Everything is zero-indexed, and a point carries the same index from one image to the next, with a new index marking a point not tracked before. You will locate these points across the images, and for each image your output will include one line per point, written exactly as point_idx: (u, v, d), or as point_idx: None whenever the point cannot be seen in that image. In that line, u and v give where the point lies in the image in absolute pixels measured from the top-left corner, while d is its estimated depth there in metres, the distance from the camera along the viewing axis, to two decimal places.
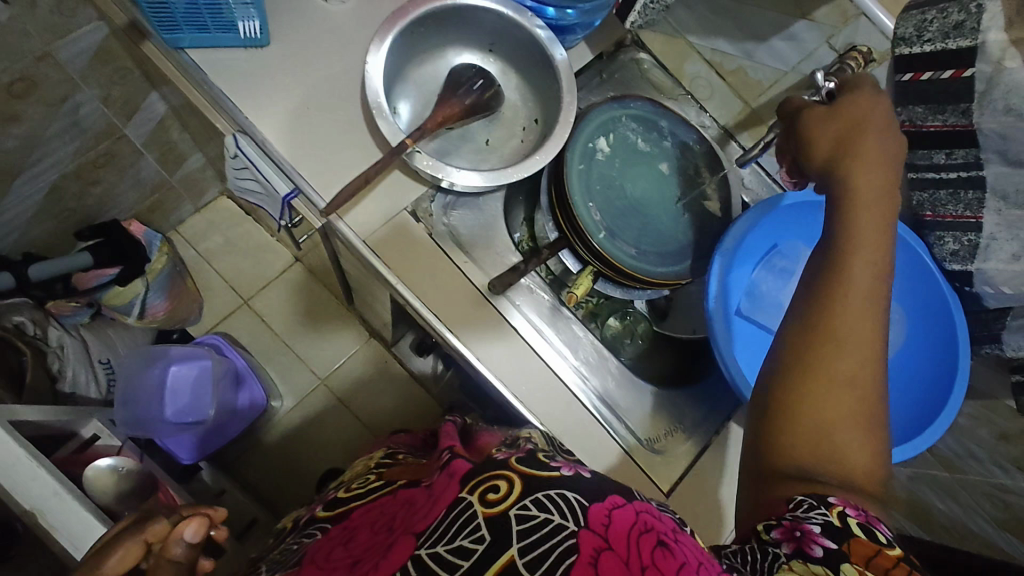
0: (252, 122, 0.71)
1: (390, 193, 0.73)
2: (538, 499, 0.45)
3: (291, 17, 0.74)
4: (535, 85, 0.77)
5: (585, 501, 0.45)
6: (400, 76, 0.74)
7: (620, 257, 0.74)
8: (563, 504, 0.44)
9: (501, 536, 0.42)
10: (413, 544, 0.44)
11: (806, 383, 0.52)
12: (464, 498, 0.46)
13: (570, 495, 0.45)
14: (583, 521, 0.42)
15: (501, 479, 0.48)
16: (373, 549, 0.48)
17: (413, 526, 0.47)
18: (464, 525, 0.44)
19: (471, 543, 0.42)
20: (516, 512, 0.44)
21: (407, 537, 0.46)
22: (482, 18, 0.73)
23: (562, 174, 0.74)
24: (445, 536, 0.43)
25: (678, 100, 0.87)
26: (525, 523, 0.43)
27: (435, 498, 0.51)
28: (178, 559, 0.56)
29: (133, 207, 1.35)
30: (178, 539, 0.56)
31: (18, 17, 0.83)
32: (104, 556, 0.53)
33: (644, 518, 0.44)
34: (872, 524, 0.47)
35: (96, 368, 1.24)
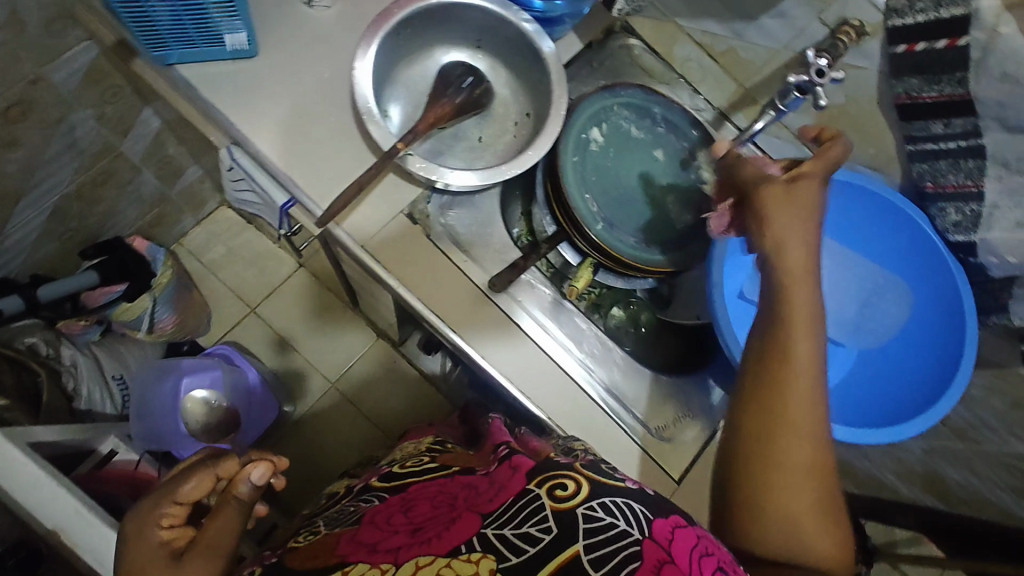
0: (245, 134, 0.71)
1: (386, 196, 0.73)
2: (604, 504, 0.44)
3: (277, 26, 0.73)
4: (524, 79, 0.77)
5: (649, 513, 0.44)
6: (390, 79, 0.74)
7: (619, 248, 0.74)
8: (629, 513, 0.43)
9: (568, 531, 0.42)
10: (479, 523, 0.45)
11: (769, 475, 0.52)
12: (533, 490, 0.47)
13: (635, 505, 0.44)
14: (647, 532, 0.42)
15: (568, 479, 0.48)
16: (435, 520, 0.48)
17: (480, 507, 0.47)
18: (533, 515, 0.44)
19: (538, 531, 0.43)
20: (583, 511, 0.44)
21: (473, 516, 0.46)
22: (467, 15, 0.72)
23: (557, 167, 0.74)
24: (513, 522, 0.44)
25: (671, 85, 0.87)
26: (591, 522, 0.43)
27: (498, 486, 0.50)
28: (243, 498, 0.55)
29: (136, 223, 1.37)
30: (245, 479, 0.56)
31: (8, 43, 0.83)
32: (180, 482, 0.56)
33: (706, 543, 0.42)
34: None
35: (110, 385, 1.25)
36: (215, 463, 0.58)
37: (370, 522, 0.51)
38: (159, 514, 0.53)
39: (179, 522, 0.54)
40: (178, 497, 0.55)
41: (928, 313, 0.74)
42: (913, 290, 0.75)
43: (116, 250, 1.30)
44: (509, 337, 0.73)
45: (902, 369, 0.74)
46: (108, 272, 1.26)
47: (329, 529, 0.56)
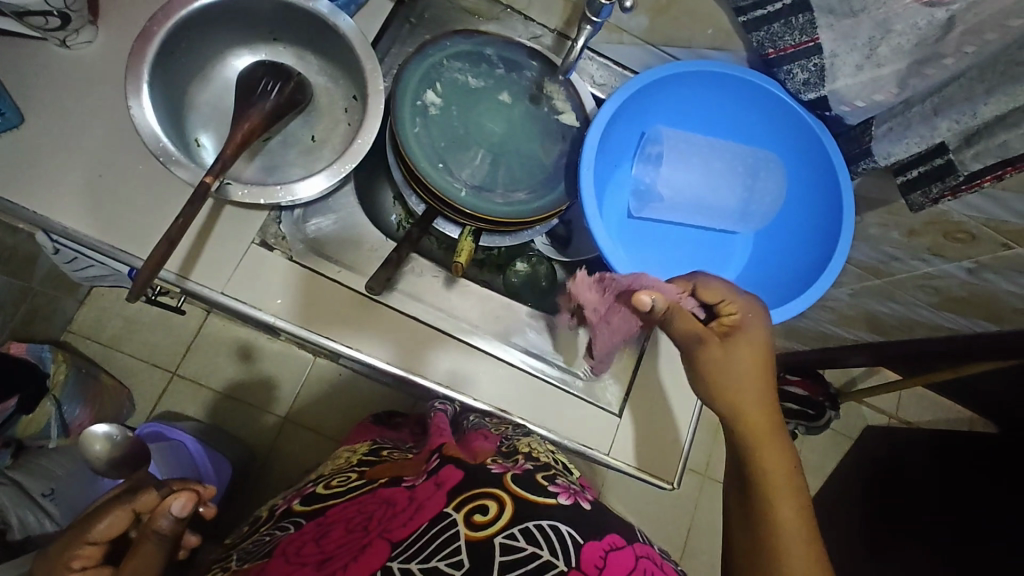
0: (43, 214, 0.62)
1: (230, 231, 0.66)
2: (527, 529, 0.47)
3: (38, 80, 0.64)
4: (337, 60, 0.70)
5: (580, 537, 0.47)
6: (186, 104, 0.65)
7: (490, 209, 0.70)
8: (555, 539, 0.46)
9: (484, 562, 0.44)
10: (386, 554, 0.45)
11: None
12: (449, 515, 0.49)
13: (564, 529, 0.48)
14: (575, 562, 0.44)
15: (490, 500, 0.50)
16: (345, 548, 0.48)
17: (394, 534, 0.48)
18: (449, 547, 0.45)
19: (449, 565, 0.44)
20: (502, 540, 0.46)
21: (383, 543, 0.47)
22: (247, 9, 0.64)
23: (399, 144, 0.69)
24: (422, 554, 0.44)
25: (501, 19, 0.81)
26: (511, 552, 0.45)
27: (418, 508, 0.51)
28: (162, 531, 0.58)
29: (5, 328, 1.23)
30: (167, 512, 0.59)
31: None
32: (96, 520, 0.61)
33: (644, 564, 0.47)
34: None
35: (44, 503, 1.15)
36: (132, 497, 0.62)
37: (282, 553, 0.50)
38: (71, 557, 0.59)
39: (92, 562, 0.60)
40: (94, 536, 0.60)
41: (803, 183, 0.75)
42: (784, 163, 0.77)
43: None
44: (408, 328, 0.69)
45: (791, 243, 0.76)
46: None
47: (240, 565, 0.53)
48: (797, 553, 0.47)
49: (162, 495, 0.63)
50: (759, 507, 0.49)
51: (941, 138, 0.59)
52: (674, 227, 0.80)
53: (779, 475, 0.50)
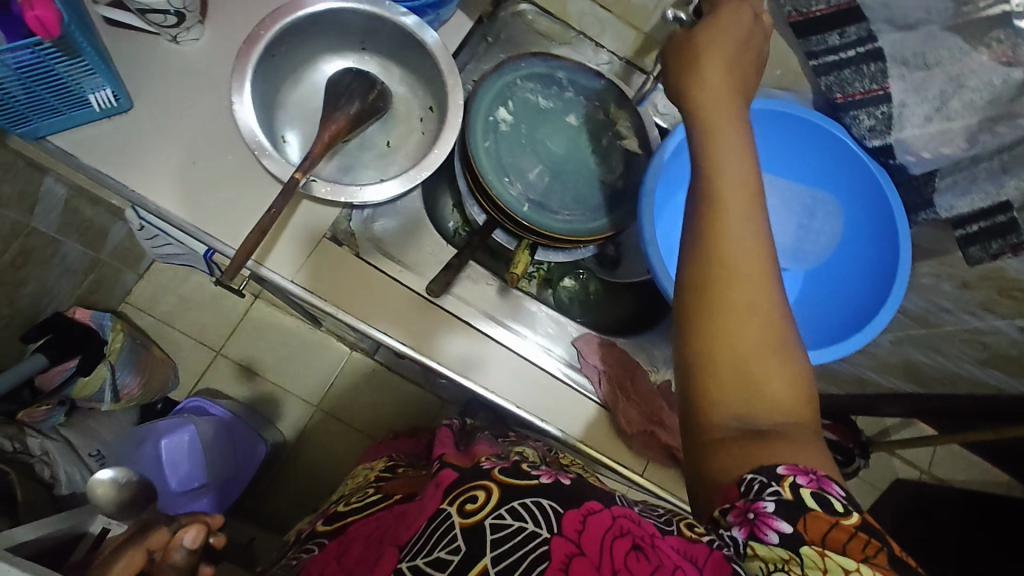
0: (139, 192, 0.67)
1: (304, 225, 0.70)
2: (514, 508, 0.43)
3: (148, 69, 0.69)
4: (418, 72, 0.74)
5: (561, 507, 0.43)
6: (278, 102, 0.70)
7: (550, 225, 0.73)
8: (539, 513, 0.42)
9: (477, 546, 0.41)
10: (396, 558, 0.44)
11: (708, 332, 0.43)
12: (445, 510, 0.46)
13: (546, 503, 0.43)
14: (557, 529, 0.41)
15: (479, 489, 0.47)
16: (364, 561, 0.48)
17: (400, 538, 0.47)
18: (443, 536, 0.43)
19: (448, 553, 0.42)
20: (491, 521, 0.43)
21: (392, 551, 0.46)
22: (342, 19, 0.69)
23: (470, 156, 0.72)
24: (425, 548, 0.43)
25: (572, 44, 0.84)
26: (499, 531, 0.42)
27: (420, 508, 0.50)
28: (177, 564, 0.67)
29: (73, 293, 1.31)
30: (179, 545, 0.68)
31: None
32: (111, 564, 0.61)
33: (622, 523, 0.41)
34: (825, 488, 0.40)
35: (88, 462, 1.21)
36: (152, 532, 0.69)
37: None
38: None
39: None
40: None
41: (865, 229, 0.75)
42: (845, 209, 0.77)
43: (56, 325, 1.24)
44: (455, 333, 0.72)
45: (844, 286, 0.76)
46: (55, 351, 1.21)
47: None
48: (744, 337, 0.43)
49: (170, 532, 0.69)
50: (709, 236, 0.44)
51: (1006, 195, 0.58)
52: None
53: (733, 207, 0.45)
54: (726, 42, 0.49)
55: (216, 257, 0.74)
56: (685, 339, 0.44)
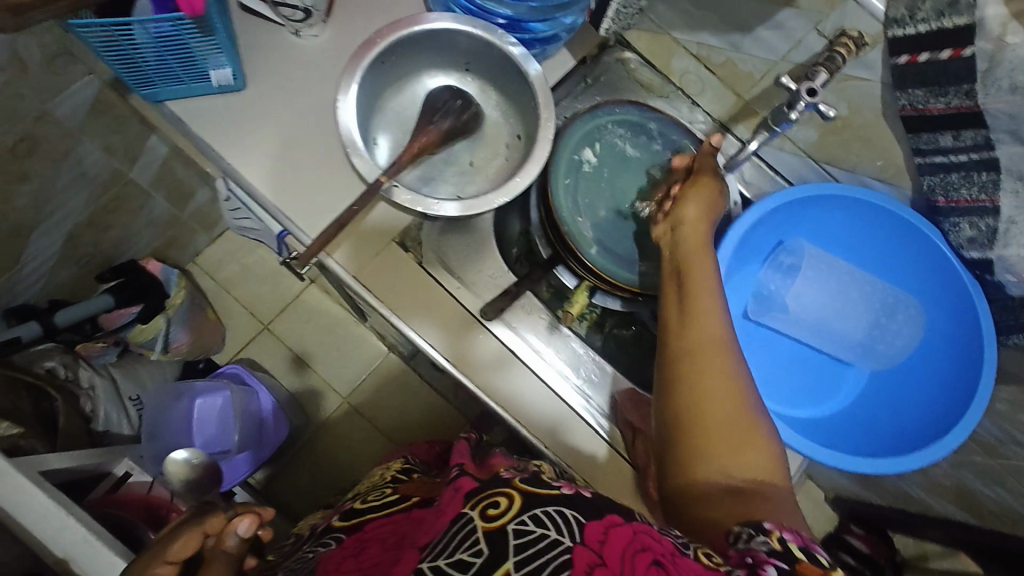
0: (233, 167, 0.71)
1: (377, 227, 0.72)
2: (536, 515, 0.41)
3: (266, 57, 0.74)
4: (514, 101, 0.75)
5: (583, 518, 0.42)
6: (378, 106, 0.73)
7: (614, 272, 0.73)
8: (560, 521, 0.41)
9: (500, 550, 0.39)
10: (416, 557, 0.41)
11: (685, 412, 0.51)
12: (465, 514, 0.43)
13: (568, 513, 0.42)
14: (579, 539, 0.40)
15: (500, 495, 0.44)
16: (382, 565, 0.44)
17: (419, 541, 0.44)
18: (464, 539, 0.40)
19: (471, 556, 0.39)
20: (514, 527, 0.40)
21: (412, 550, 0.43)
22: (452, 40, 0.71)
23: (548, 191, 0.73)
24: (446, 550, 0.40)
25: (669, 98, 0.84)
26: (522, 538, 0.40)
27: (438, 513, 0.47)
28: (231, 554, 0.50)
29: (150, 245, 1.39)
30: (232, 533, 0.51)
31: (13, 81, 0.83)
32: (166, 542, 0.49)
33: (643, 539, 0.41)
34: (812, 547, 0.44)
35: (127, 405, 1.26)
36: (200, 518, 0.51)
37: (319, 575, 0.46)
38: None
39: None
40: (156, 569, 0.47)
41: (948, 339, 0.70)
42: (927, 316, 0.73)
43: (131, 272, 1.31)
44: (501, 363, 0.71)
45: (914, 394, 0.72)
46: (122, 294, 1.27)
47: None
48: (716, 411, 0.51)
49: (227, 519, 0.52)
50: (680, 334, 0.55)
51: None
52: (787, 340, 0.78)
53: (708, 308, 0.56)
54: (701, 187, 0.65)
55: (287, 238, 0.77)
56: (676, 415, 0.52)
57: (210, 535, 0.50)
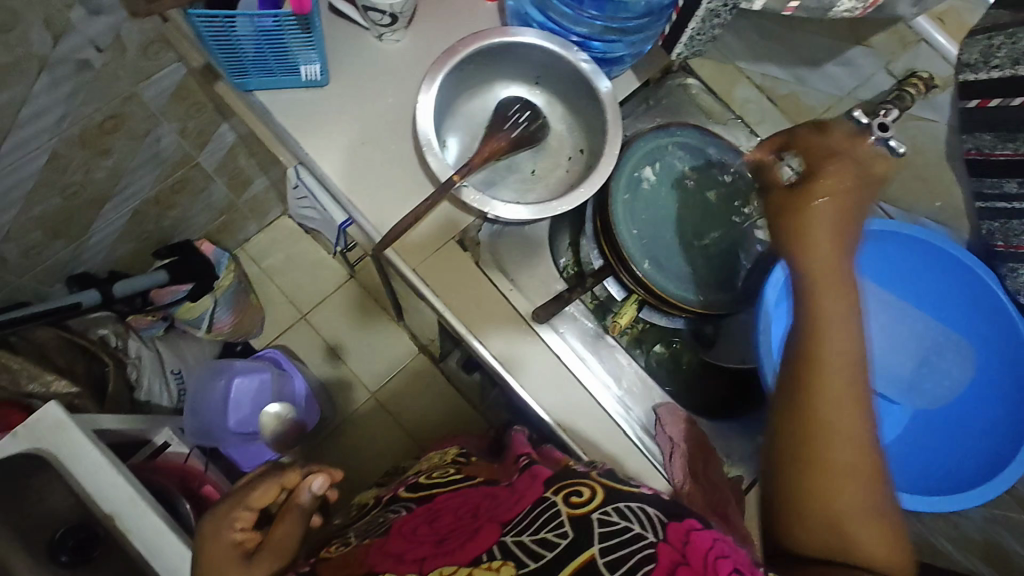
0: (310, 157, 0.75)
1: (439, 224, 0.74)
2: (619, 510, 0.48)
3: (349, 57, 0.78)
4: (580, 116, 0.78)
5: (665, 517, 0.47)
6: (450, 110, 0.77)
7: (665, 288, 0.74)
8: (644, 518, 0.47)
9: (585, 535, 0.45)
10: (498, 531, 0.48)
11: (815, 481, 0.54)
12: (549, 498, 0.50)
13: (649, 510, 0.48)
14: (662, 536, 0.45)
15: (584, 486, 0.51)
16: (459, 531, 0.51)
17: (500, 517, 0.51)
18: (550, 519, 0.48)
19: (556, 536, 0.46)
20: (597, 516, 0.47)
21: (493, 525, 0.50)
22: (527, 53, 0.75)
23: (607, 204, 0.75)
24: (532, 527, 0.47)
25: (728, 125, 0.84)
26: (607, 527, 0.46)
27: (518, 496, 0.54)
28: (305, 506, 0.62)
29: (205, 227, 1.45)
30: (308, 488, 0.62)
31: (111, 62, 0.89)
32: (251, 489, 0.64)
33: (722, 546, 0.45)
34: None
35: (169, 378, 1.30)
36: (280, 473, 0.66)
37: (399, 532, 0.54)
38: (234, 519, 0.62)
39: (250, 525, 0.63)
40: (249, 503, 0.63)
41: (1001, 384, 0.71)
42: (978, 360, 0.73)
43: (184, 251, 1.38)
44: (550, 366, 0.73)
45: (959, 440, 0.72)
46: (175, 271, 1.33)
47: (359, 539, 0.58)
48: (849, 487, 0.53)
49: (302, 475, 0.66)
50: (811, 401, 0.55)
51: None
52: None
53: (841, 371, 0.55)
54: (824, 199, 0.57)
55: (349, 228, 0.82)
56: (806, 486, 0.54)
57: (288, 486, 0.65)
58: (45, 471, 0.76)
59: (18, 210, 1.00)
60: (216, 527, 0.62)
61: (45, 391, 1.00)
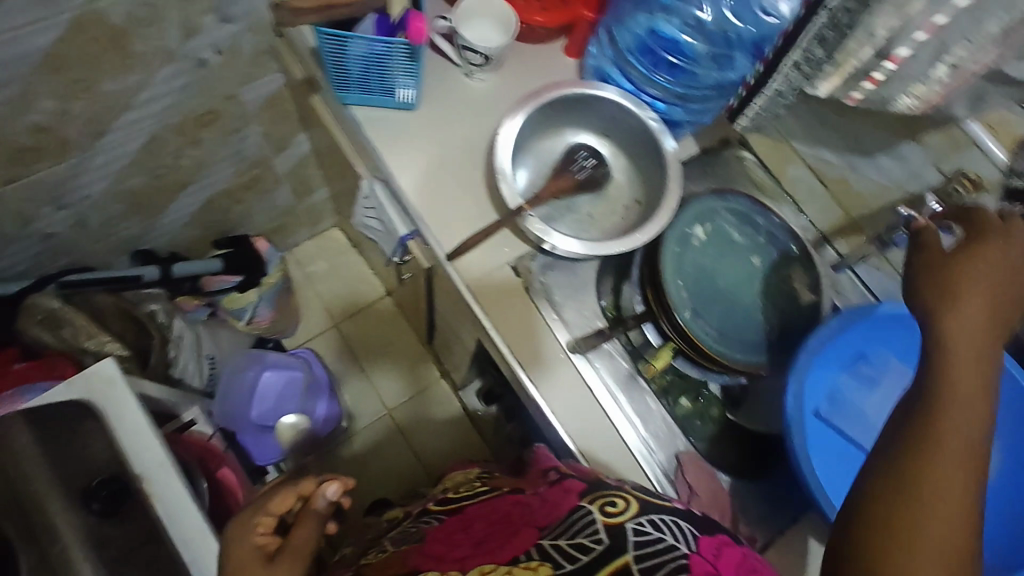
0: (388, 170, 0.82)
1: (497, 248, 0.81)
2: (653, 521, 0.50)
3: (439, 88, 0.86)
4: (640, 170, 0.85)
5: (695, 531, 0.49)
6: (524, 147, 0.83)
7: (703, 339, 0.77)
8: (676, 530, 0.49)
9: (620, 543, 0.47)
10: (537, 535, 0.51)
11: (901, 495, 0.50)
12: (585, 506, 0.52)
13: (682, 523, 0.50)
14: (694, 549, 0.47)
15: (618, 497, 0.53)
16: (495, 536, 0.54)
17: (536, 523, 0.53)
18: (587, 527, 0.50)
19: (591, 542, 0.48)
20: (632, 526, 0.49)
21: (531, 530, 0.52)
22: (602, 107, 0.82)
23: (656, 254, 0.79)
24: (567, 533, 0.50)
25: (777, 200, 0.90)
26: (641, 537, 0.48)
27: (551, 504, 0.56)
28: (321, 512, 0.60)
29: (263, 226, 1.53)
30: (322, 494, 0.62)
31: (224, 65, 1.00)
32: (270, 496, 0.63)
33: (752, 563, 0.48)
34: None
35: (202, 362, 1.35)
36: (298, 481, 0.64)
37: (435, 538, 0.57)
38: (257, 525, 0.60)
39: (271, 530, 0.61)
40: (266, 512, 0.62)
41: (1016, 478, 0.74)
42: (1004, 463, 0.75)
43: (241, 245, 1.42)
44: (579, 394, 0.78)
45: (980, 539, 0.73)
46: (229, 263, 1.37)
47: (396, 546, 0.61)
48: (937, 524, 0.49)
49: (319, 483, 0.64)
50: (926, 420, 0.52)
51: None
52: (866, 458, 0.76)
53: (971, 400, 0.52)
54: (976, 268, 0.57)
55: (408, 243, 0.86)
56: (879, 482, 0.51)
57: (306, 495, 0.63)
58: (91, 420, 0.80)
59: (110, 182, 1.08)
60: (242, 525, 0.62)
61: (98, 349, 1.08)
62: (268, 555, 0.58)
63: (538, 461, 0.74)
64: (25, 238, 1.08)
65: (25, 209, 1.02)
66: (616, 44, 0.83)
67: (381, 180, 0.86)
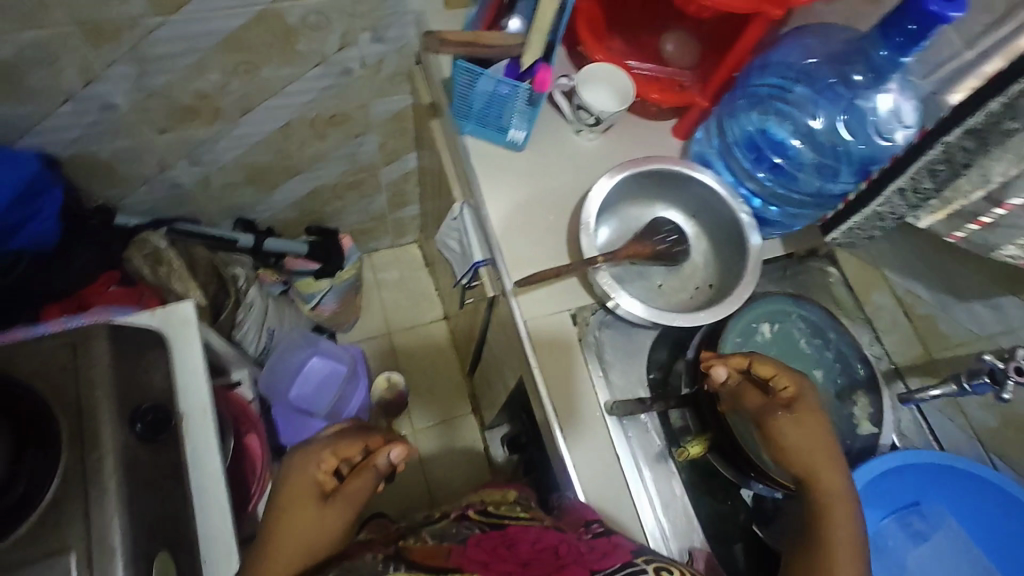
0: (482, 197, 0.88)
1: (562, 294, 0.83)
2: None
3: (548, 137, 0.92)
4: (719, 257, 0.85)
5: None
6: (612, 208, 0.86)
7: (747, 438, 0.74)
8: None
9: None
10: None
11: None
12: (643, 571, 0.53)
13: None
14: None
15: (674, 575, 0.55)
16: (541, 564, 0.55)
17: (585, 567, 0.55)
18: None
19: None
20: None
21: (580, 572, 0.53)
22: (696, 189, 0.84)
23: (717, 340, 0.79)
24: None
25: (854, 321, 0.87)
26: None
27: (602, 556, 0.57)
28: (379, 468, 0.69)
29: (352, 225, 1.63)
30: (386, 454, 0.70)
31: (366, 77, 1.11)
32: (341, 439, 0.72)
33: None
34: None
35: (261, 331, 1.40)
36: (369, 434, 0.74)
37: (478, 546, 0.58)
38: (320, 461, 0.70)
39: (332, 470, 0.70)
40: (334, 449, 0.71)
41: None
42: None
43: (328, 236, 1.53)
44: (605, 458, 0.77)
45: None
46: (314, 250, 1.47)
47: (437, 540, 0.62)
48: None
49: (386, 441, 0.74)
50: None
51: None
52: None
53: None
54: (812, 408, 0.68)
55: (480, 268, 0.92)
56: None
57: (373, 447, 0.73)
58: (159, 350, 0.87)
59: (239, 153, 1.21)
60: (305, 460, 0.71)
61: (182, 294, 1.17)
62: (316, 494, 0.68)
63: (577, 509, 0.72)
64: (155, 182, 1.20)
65: (165, 158, 1.15)
66: (725, 135, 0.85)
67: (470, 207, 0.94)
